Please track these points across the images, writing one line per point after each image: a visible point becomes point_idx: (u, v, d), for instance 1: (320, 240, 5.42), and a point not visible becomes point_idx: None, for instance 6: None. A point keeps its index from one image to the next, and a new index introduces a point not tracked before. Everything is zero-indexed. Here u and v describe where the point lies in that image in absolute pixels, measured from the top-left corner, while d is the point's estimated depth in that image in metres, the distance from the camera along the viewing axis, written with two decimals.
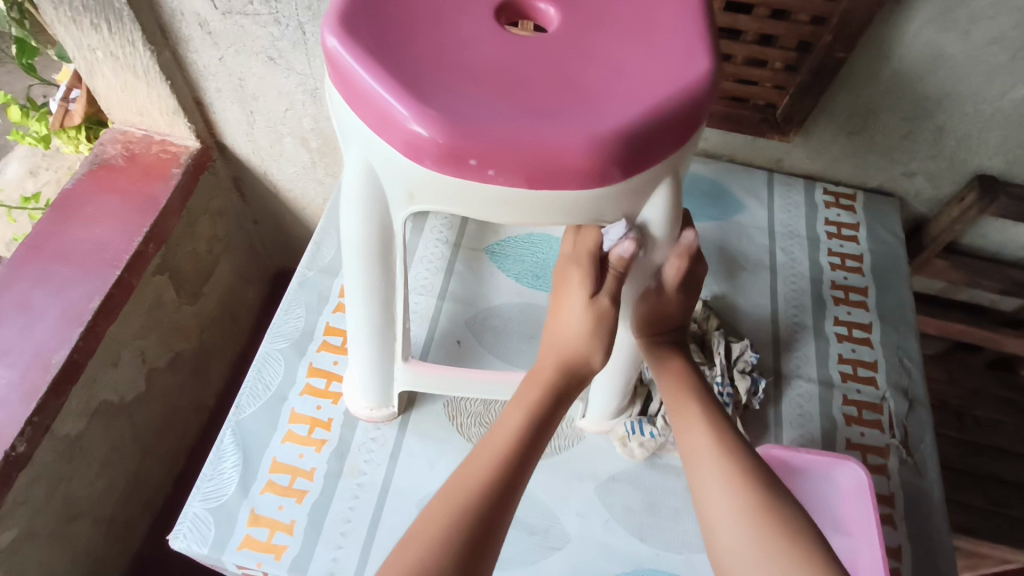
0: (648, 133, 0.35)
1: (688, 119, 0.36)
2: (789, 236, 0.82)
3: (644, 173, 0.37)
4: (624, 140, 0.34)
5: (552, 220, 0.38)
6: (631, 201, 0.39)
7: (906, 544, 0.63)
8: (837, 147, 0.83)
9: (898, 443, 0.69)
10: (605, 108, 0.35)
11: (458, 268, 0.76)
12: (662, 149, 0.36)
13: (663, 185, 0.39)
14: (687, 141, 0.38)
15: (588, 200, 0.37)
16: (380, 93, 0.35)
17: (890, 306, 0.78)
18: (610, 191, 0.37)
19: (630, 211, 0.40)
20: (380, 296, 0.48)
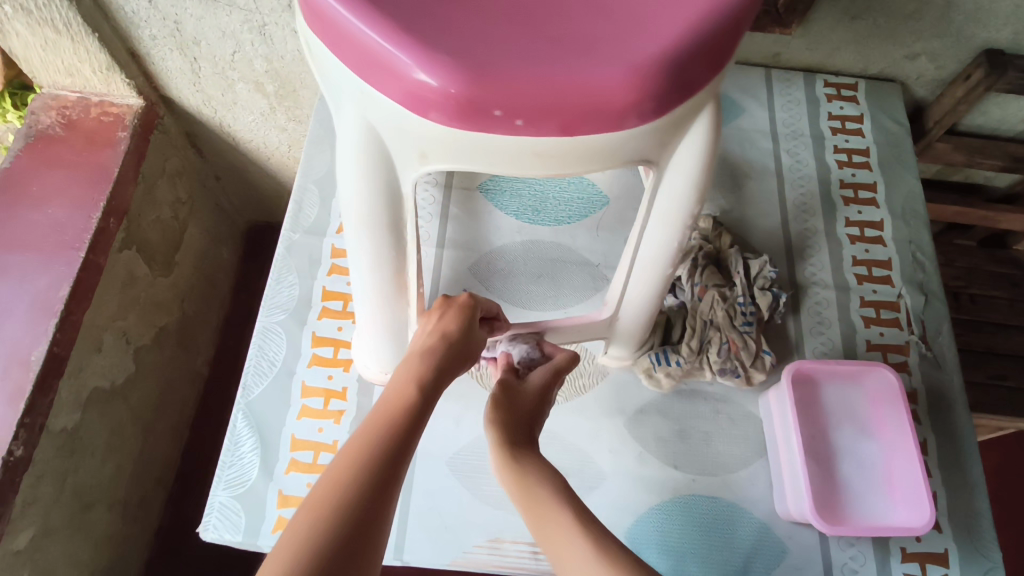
0: (690, 58, 0.31)
1: (730, 34, 0.32)
2: (792, 137, 0.78)
3: (686, 102, 0.33)
4: (665, 70, 0.30)
5: (584, 166, 0.34)
6: (670, 134, 0.35)
7: (931, 437, 0.64)
8: (838, 35, 0.77)
9: (917, 338, 0.68)
10: (639, 35, 0.30)
11: (453, 211, 0.71)
12: (704, 73, 0.32)
13: (705, 113, 0.35)
14: (727, 60, 0.34)
15: (625, 140, 0.33)
16: (376, 40, 0.30)
17: (900, 199, 0.75)
18: (649, 127, 0.33)
19: (668, 142, 0.36)
20: (388, 265, 0.44)
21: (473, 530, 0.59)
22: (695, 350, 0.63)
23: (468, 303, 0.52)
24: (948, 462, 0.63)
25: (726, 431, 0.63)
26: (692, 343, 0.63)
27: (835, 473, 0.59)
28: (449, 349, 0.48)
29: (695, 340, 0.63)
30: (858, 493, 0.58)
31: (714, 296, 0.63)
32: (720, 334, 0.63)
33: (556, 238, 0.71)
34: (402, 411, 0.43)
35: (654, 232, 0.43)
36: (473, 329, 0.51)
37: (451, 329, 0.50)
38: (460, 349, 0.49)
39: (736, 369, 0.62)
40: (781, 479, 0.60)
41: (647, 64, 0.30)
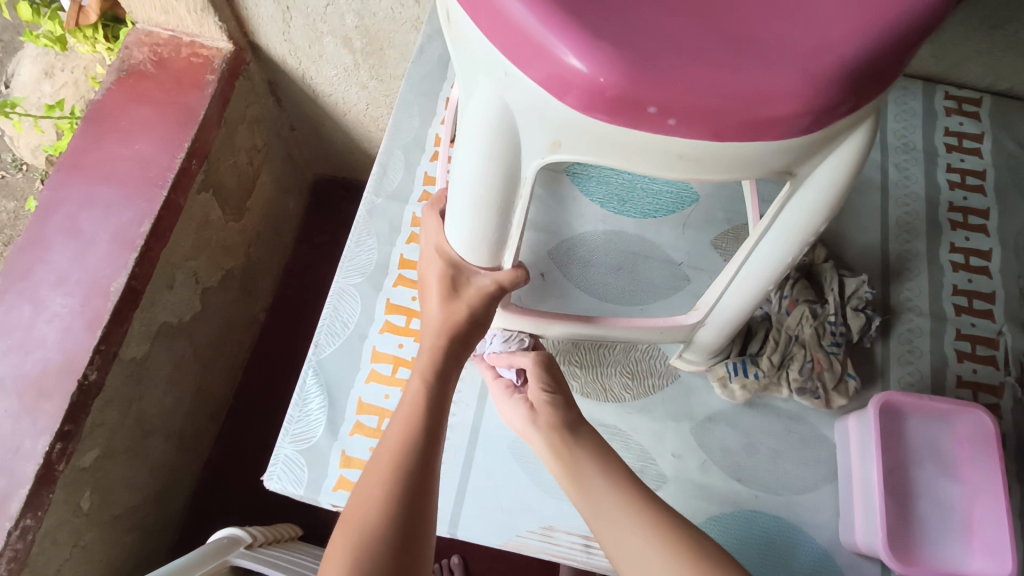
0: (869, 66, 0.28)
1: (913, 42, 0.29)
2: (902, 150, 0.74)
3: (851, 113, 0.30)
4: (841, 79, 0.28)
5: (726, 172, 0.32)
6: (823, 145, 0.32)
7: (1015, 486, 0.61)
8: (971, 44, 0.72)
9: (1014, 380, 0.64)
10: (816, 37, 0.28)
11: (537, 192, 0.70)
12: (878, 85, 0.29)
13: (861, 130, 0.33)
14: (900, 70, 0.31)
15: (779, 151, 0.30)
16: (531, 21, 0.28)
17: (1014, 230, 0.70)
18: (808, 139, 0.30)
19: (815, 154, 0.33)
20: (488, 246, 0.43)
21: (529, 516, 0.58)
22: (776, 365, 0.59)
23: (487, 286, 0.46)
24: None
25: (796, 451, 0.61)
26: (773, 356, 0.59)
27: (913, 512, 0.56)
28: (447, 351, 0.47)
29: (777, 354, 0.60)
30: (933, 538, 0.55)
31: (804, 311, 0.60)
32: (804, 351, 0.59)
33: (640, 231, 0.68)
34: (409, 442, 0.44)
35: (770, 244, 0.41)
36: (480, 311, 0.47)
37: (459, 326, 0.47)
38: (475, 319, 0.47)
39: (816, 390, 0.59)
40: (851, 507, 0.58)
41: (823, 71, 0.28)
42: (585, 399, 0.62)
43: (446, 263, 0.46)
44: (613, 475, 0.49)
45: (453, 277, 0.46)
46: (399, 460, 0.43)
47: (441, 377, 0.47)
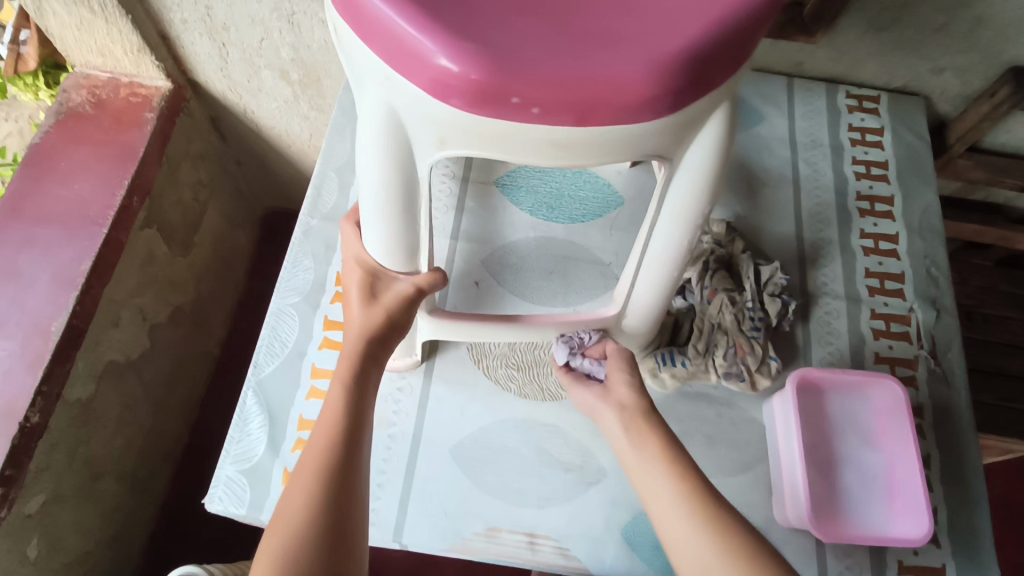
0: (709, 53, 0.31)
1: (749, 32, 0.32)
2: (811, 146, 0.79)
3: (703, 97, 0.33)
4: (684, 65, 0.31)
5: (599, 158, 0.35)
6: (686, 130, 0.35)
7: (935, 453, 0.64)
8: (863, 45, 0.78)
9: (926, 353, 0.68)
10: (659, 30, 0.31)
11: (469, 205, 0.73)
12: (722, 72, 0.32)
13: (719, 111, 0.36)
14: (745, 58, 0.34)
15: (641, 134, 0.33)
16: (401, 26, 0.31)
17: (916, 214, 0.75)
18: (667, 123, 0.33)
19: (683, 139, 0.36)
20: (402, 247, 0.45)
21: (473, 518, 0.59)
22: (701, 352, 0.62)
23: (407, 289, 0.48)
24: (951, 478, 0.63)
25: (728, 436, 0.63)
26: (698, 344, 0.63)
27: (836, 482, 0.58)
28: (364, 353, 0.48)
29: (702, 342, 0.63)
30: (859, 505, 0.58)
31: (722, 299, 0.62)
32: (726, 338, 0.62)
33: (569, 236, 0.71)
34: (329, 451, 0.44)
35: (664, 229, 0.44)
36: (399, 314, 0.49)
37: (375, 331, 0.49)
38: (394, 322, 0.49)
39: (742, 373, 0.62)
40: (781, 484, 0.60)
41: (665, 59, 0.30)
42: (523, 399, 0.64)
43: (366, 271, 0.49)
44: (680, 475, 0.47)
45: (372, 283, 0.48)
46: (322, 464, 0.44)
47: (359, 379, 0.48)
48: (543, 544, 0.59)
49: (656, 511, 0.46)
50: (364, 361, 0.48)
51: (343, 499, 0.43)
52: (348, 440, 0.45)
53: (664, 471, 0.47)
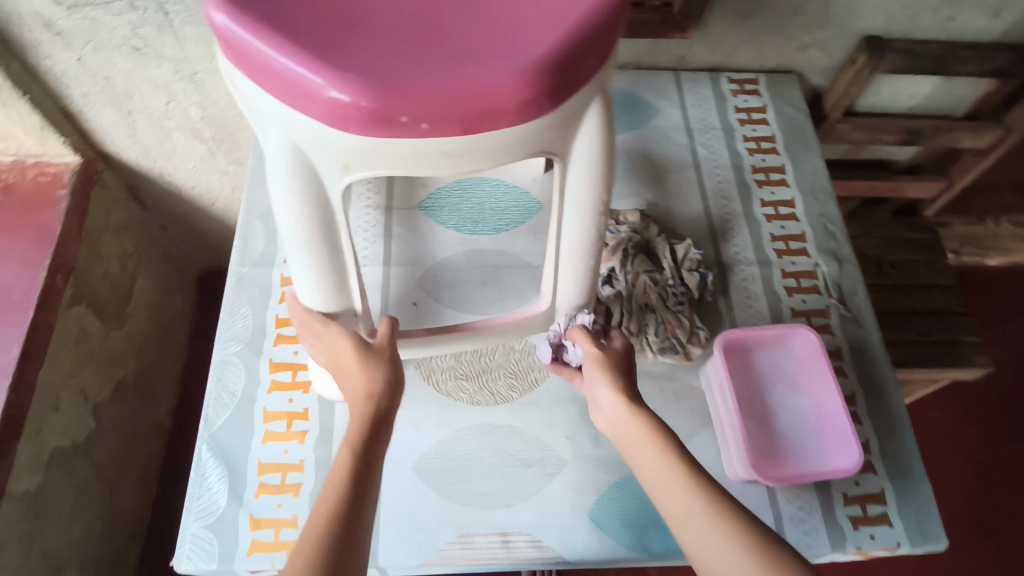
0: (568, 55, 0.35)
1: (602, 32, 0.36)
2: (705, 130, 0.85)
3: (574, 94, 0.37)
4: (549, 68, 0.34)
5: (493, 161, 0.38)
6: (567, 126, 0.39)
7: (859, 390, 0.69)
8: (734, 34, 0.85)
9: (836, 302, 0.74)
10: (521, 41, 0.35)
11: (395, 230, 0.75)
12: (584, 71, 0.36)
13: (594, 105, 0.40)
14: (605, 56, 0.38)
15: (525, 135, 0.37)
16: (289, 66, 0.33)
17: (807, 178, 0.82)
18: (546, 121, 0.37)
19: (567, 134, 0.40)
20: (329, 274, 0.47)
21: (445, 528, 0.61)
22: (635, 334, 0.66)
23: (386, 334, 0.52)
24: (876, 409, 0.68)
25: (672, 407, 0.67)
26: (631, 327, 0.66)
27: (776, 432, 0.63)
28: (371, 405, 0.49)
29: (634, 324, 0.66)
30: (794, 449, 0.62)
31: (647, 281, 0.67)
32: (656, 315, 0.66)
33: (496, 245, 0.75)
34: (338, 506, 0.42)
35: (570, 220, 0.47)
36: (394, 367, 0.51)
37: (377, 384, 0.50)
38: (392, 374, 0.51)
39: (674, 346, 0.66)
40: (725, 442, 0.64)
41: (531, 65, 0.34)
42: (476, 407, 0.66)
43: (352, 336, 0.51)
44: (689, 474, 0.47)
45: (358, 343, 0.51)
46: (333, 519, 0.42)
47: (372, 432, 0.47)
48: (516, 540, 0.61)
49: (682, 523, 0.46)
50: (375, 418, 0.48)
51: (351, 542, 0.42)
52: (362, 483, 0.44)
53: (676, 472, 0.47)
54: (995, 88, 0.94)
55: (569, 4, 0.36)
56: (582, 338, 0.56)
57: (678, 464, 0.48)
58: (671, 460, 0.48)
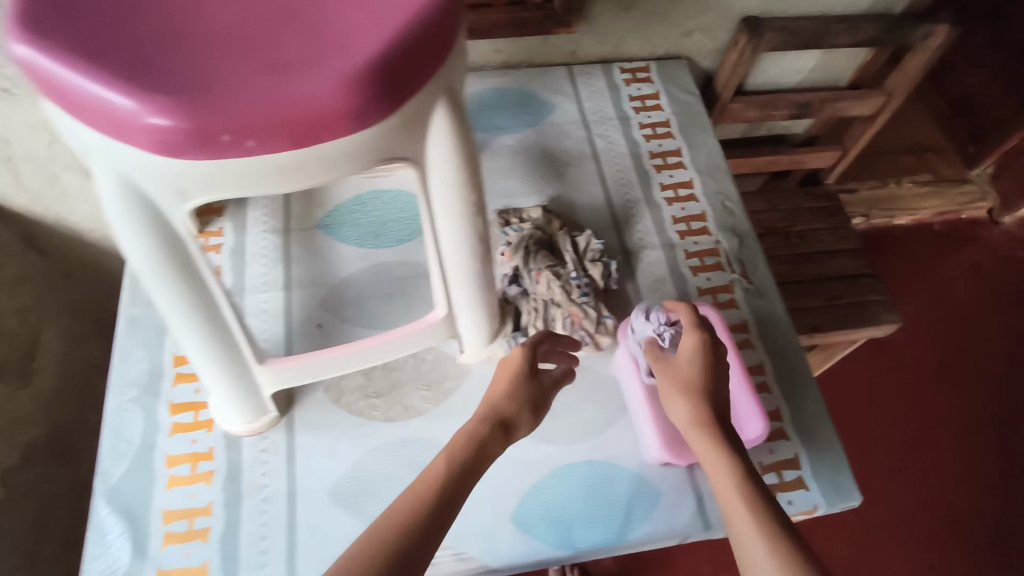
0: (395, 57, 0.33)
1: (433, 33, 0.35)
2: (601, 121, 0.86)
3: (412, 98, 0.36)
4: (374, 72, 0.33)
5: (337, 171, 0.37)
6: (412, 131, 0.37)
7: (766, 359, 0.71)
8: (620, 25, 0.86)
9: (739, 276, 0.76)
10: (344, 46, 0.33)
11: (294, 252, 0.73)
12: (419, 73, 0.35)
13: (440, 107, 0.38)
14: (444, 57, 0.37)
15: (364, 143, 0.35)
16: (95, 93, 0.32)
17: (702, 159, 0.84)
18: (385, 128, 0.35)
19: (416, 138, 0.39)
20: (195, 304, 0.44)
21: None
22: (542, 330, 0.67)
23: (527, 352, 0.56)
24: (785, 376, 0.70)
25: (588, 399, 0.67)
26: (537, 323, 0.67)
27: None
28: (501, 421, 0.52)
29: (540, 320, 0.67)
30: None
31: (549, 276, 0.66)
32: (561, 310, 0.66)
33: (400, 257, 0.73)
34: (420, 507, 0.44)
35: (444, 224, 0.46)
36: (538, 396, 0.55)
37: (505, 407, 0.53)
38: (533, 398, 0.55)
39: (584, 338, 0.67)
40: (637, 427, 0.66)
41: (355, 71, 0.33)
42: (391, 423, 0.65)
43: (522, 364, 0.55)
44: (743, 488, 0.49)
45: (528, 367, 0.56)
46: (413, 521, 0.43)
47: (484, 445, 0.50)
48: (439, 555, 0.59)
49: (738, 537, 0.46)
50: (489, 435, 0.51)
51: (405, 563, 0.41)
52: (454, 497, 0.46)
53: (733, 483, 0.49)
54: (875, 55, 0.99)
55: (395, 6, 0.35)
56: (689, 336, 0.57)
57: (736, 478, 0.50)
58: (738, 483, 0.49)
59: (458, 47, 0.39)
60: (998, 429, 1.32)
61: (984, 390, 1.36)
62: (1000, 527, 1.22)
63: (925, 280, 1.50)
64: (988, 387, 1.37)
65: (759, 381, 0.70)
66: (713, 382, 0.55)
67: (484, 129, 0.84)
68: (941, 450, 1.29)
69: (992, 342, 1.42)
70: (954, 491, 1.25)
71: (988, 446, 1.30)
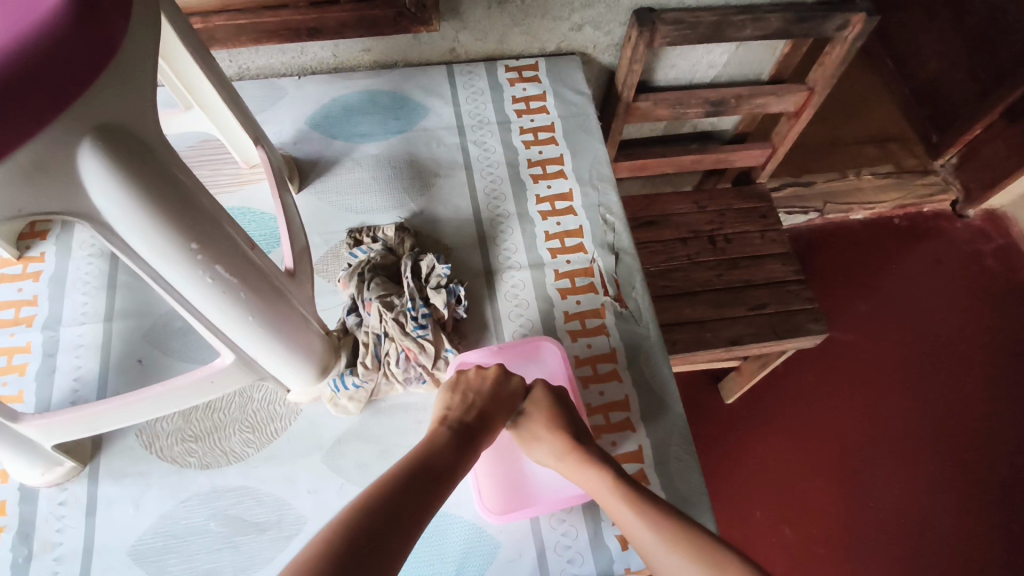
0: None
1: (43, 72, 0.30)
2: (478, 126, 0.79)
3: (22, 150, 0.30)
4: None
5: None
6: (48, 177, 0.32)
7: (632, 392, 0.64)
8: (496, 20, 0.79)
9: (612, 299, 0.69)
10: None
11: (121, 279, 0.67)
12: (22, 121, 0.29)
13: (85, 150, 0.33)
14: (72, 99, 0.31)
15: None
16: None
17: (586, 166, 0.77)
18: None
19: (62, 186, 0.33)
20: None
21: None
22: (372, 367, 0.60)
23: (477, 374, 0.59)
24: (652, 413, 0.63)
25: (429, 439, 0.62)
26: (368, 359, 0.61)
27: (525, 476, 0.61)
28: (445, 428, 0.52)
29: (371, 356, 0.61)
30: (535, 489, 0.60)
31: (379, 308, 0.61)
32: (394, 344, 0.61)
33: None
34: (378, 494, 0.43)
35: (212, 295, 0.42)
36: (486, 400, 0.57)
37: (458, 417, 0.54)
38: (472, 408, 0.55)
39: (420, 374, 0.62)
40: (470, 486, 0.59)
41: None
42: (206, 470, 0.59)
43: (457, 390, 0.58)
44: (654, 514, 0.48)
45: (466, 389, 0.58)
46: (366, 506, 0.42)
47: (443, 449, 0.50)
48: None
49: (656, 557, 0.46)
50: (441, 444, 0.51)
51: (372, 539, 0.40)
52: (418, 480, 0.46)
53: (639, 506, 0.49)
54: (792, 47, 0.90)
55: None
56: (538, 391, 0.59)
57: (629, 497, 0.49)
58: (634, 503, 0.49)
59: (119, 79, 0.34)
60: (960, 441, 1.20)
61: (948, 400, 1.24)
62: (951, 549, 1.12)
63: (891, 281, 1.36)
64: (953, 397, 1.25)
65: (621, 417, 0.63)
66: (565, 412, 0.57)
67: (345, 137, 0.77)
68: (890, 463, 1.19)
69: (963, 348, 1.29)
70: (900, 506, 1.15)
71: (944, 461, 1.19)
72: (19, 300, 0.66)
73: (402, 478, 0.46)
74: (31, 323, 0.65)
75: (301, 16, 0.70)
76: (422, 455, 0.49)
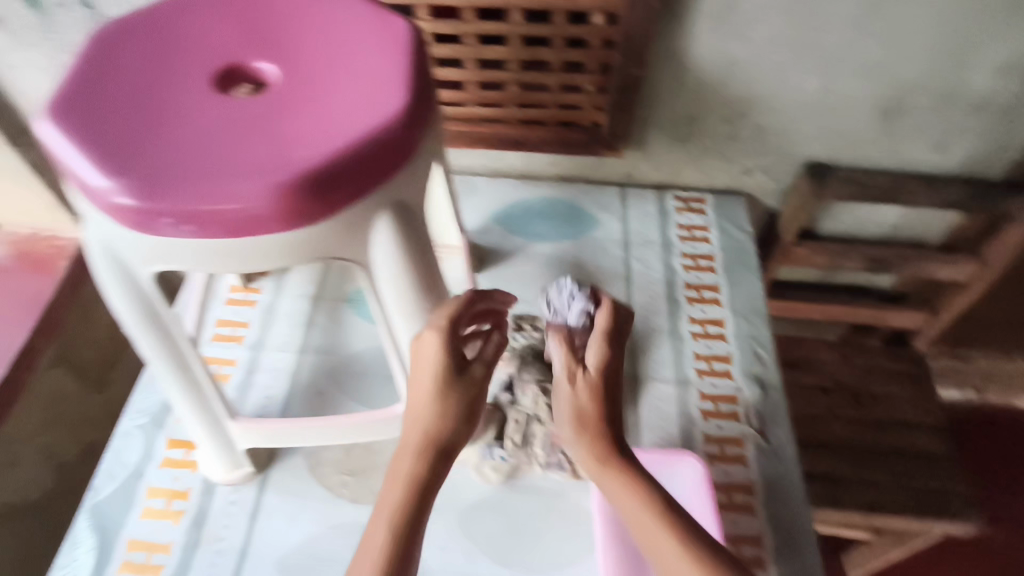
0: (330, 177, 0.39)
1: (378, 160, 0.40)
2: (642, 245, 0.86)
3: (344, 212, 0.40)
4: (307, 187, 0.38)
5: (270, 262, 0.41)
6: (353, 235, 0.42)
7: (766, 531, 0.63)
8: (677, 155, 0.87)
9: (754, 431, 0.70)
10: (290, 161, 0.38)
11: (318, 319, 0.78)
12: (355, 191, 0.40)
13: (385, 218, 0.42)
14: (387, 180, 0.41)
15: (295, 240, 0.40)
16: (82, 163, 0.38)
17: (742, 299, 0.80)
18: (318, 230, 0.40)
19: (358, 243, 0.43)
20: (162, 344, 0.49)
21: None
22: (519, 445, 0.65)
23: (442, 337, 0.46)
24: (784, 557, 0.62)
25: (556, 528, 0.64)
26: (515, 436, 0.65)
27: None
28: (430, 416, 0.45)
29: (519, 434, 0.66)
30: None
31: (536, 391, 0.67)
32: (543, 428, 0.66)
33: None
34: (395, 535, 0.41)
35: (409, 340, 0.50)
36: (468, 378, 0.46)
37: (455, 381, 0.46)
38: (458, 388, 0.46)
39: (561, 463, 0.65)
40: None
41: (291, 180, 0.38)
42: (355, 504, 0.65)
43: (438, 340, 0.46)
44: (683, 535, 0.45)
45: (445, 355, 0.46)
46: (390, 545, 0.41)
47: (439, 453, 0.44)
48: None
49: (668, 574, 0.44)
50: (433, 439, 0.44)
51: None
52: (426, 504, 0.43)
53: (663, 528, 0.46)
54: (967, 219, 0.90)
55: (344, 129, 0.40)
56: (603, 339, 0.54)
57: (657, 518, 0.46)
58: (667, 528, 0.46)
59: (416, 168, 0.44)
60: None
61: None
62: None
63: None
64: None
65: (752, 553, 0.62)
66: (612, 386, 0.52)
67: (523, 235, 0.87)
68: None
69: None
70: None
71: None
72: (237, 321, 0.78)
73: (405, 492, 0.43)
74: (241, 341, 0.77)
75: (511, 129, 0.82)
76: (414, 445, 0.44)
